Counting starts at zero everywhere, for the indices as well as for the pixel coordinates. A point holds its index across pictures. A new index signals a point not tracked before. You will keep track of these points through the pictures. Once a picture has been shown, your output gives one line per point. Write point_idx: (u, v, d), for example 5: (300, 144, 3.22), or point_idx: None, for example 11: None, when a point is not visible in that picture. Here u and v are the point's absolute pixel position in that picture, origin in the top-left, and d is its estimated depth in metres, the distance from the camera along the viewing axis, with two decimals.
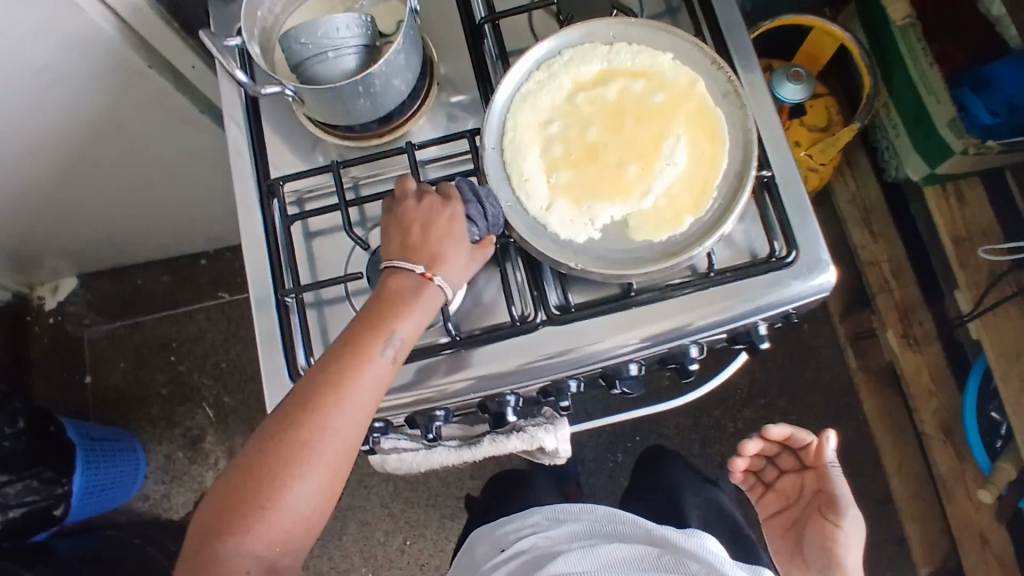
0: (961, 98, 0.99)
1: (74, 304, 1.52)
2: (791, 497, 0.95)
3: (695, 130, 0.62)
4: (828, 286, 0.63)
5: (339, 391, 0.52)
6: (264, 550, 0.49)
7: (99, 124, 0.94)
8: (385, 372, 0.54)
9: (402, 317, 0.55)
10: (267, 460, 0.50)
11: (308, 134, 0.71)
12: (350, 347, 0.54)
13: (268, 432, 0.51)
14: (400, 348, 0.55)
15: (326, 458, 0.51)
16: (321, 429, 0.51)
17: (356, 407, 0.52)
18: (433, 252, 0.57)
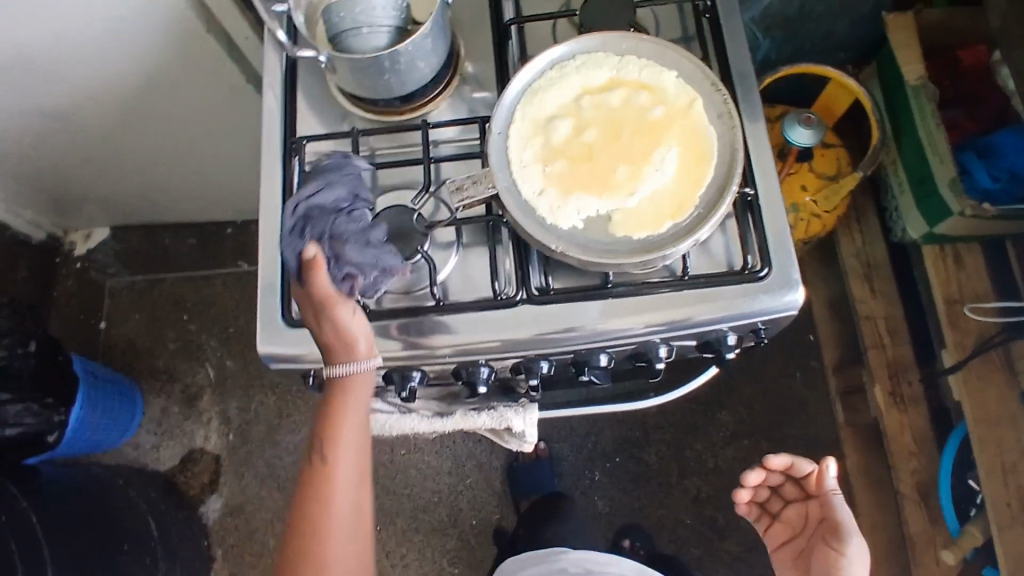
0: (964, 163, 1.03)
1: (102, 253, 1.59)
2: (798, 526, 0.91)
3: (686, 143, 0.66)
4: (796, 304, 0.67)
5: (326, 485, 0.64)
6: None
7: (153, 79, 1.01)
8: (354, 447, 0.65)
9: (351, 411, 0.65)
10: (299, 561, 0.63)
11: (336, 103, 0.77)
12: (319, 449, 0.65)
13: (291, 538, 0.64)
14: (359, 424, 0.65)
15: (339, 533, 0.64)
16: (325, 519, 0.63)
17: (343, 486, 0.64)
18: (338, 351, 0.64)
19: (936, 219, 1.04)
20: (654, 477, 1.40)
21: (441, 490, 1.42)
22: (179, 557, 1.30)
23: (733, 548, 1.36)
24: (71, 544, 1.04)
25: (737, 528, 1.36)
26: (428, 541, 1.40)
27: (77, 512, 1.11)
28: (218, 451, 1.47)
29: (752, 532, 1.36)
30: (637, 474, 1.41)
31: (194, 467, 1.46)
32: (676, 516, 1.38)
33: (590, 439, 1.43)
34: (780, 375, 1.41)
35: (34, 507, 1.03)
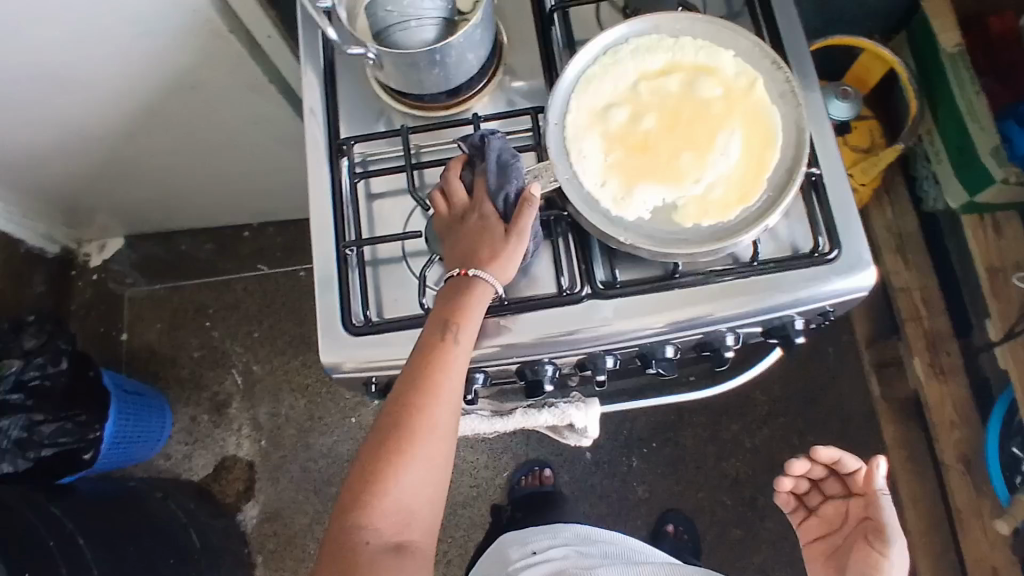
0: (1004, 130, 1.02)
1: (119, 263, 1.57)
2: (836, 524, 0.81)
3: (751, 124, 0.64)
4: (867, 285, 0.65)
5: (430, 387, 0.55)
6: (388, 535, 0.52)
7: (173, 84, 0.99)
8: (465, 357, 0.57)
9: (471, 309, 0.58)
10: (380, 462, 0.53)
11: (376, 103, 0.75)
12: (428, 346, 0.57)
13: (373, 439, 0.54)
14: (473, 332, 0.58)
15: (433, 446, 0.54)
16: (421, 424, 0.54)
17: (449, 396, 0.55)
18: (472, 252, 0.60)
19: (976, 189, 1.04)
20: (692, 460, 1.39)
21: (478, 484, 1.42)
22: (221, 567, 1.29)
23: (773, 527, 1.34)
24: (119, 562, 1.03)
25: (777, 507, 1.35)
26: (466, 536, 1.39)
27: (120, 529, 1.09)
28: (251, 457, 1.46)
29: None
30: (674, 457, 1.40)
31: (227, 474, 1.45)
32: (715, 497, 1.37)
33: (626, 424, 1.42)
34: (813, 352, 1.40)
35: (80, 528, 1.02)
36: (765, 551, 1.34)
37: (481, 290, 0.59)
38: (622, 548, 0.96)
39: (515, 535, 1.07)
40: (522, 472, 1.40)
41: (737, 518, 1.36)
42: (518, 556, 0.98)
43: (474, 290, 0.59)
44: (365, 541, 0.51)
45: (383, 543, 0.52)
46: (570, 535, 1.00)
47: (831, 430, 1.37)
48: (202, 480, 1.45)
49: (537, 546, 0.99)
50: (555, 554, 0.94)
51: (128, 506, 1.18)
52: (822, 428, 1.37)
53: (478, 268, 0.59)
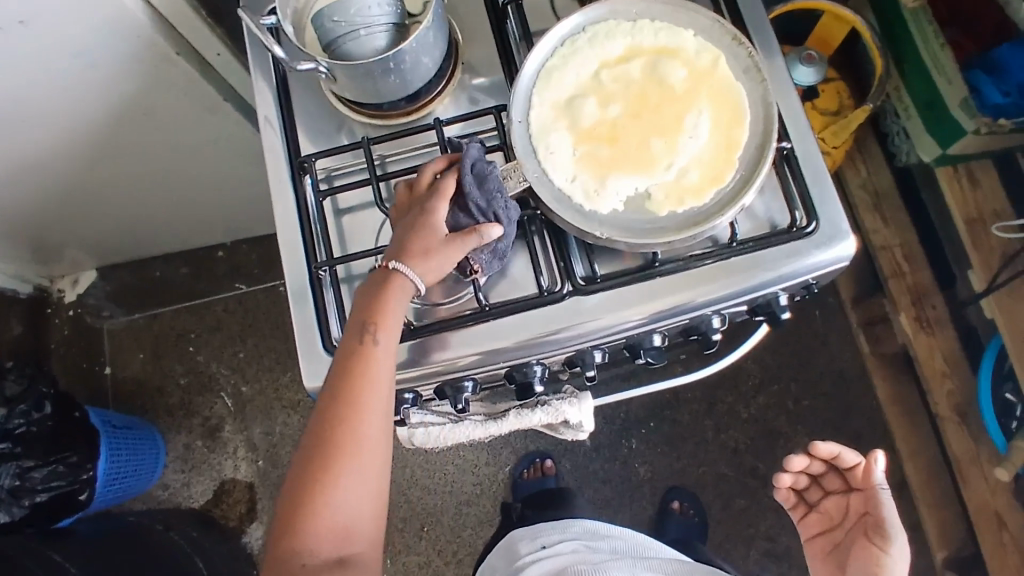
0: (973, 80, 1.02)
1: (93, 296, 1.54)
2: (836, 519, 0.86)
3: (717, 103, 0.63)
4: (848, 255, 0.64)
5: (354, 398, 0.55)
6: (329, 551, 0.53)
7: (126, 112, 0.96)
8: (389, 361, 0.58)
9: (390, 310, 0.58)
10: (310, 483, 0.53)
11: (334, 115, 0.73)
12: (350, 355, 0.57)
13: (302, 459, 0.55)
14: (395, 333, 0.58)
15: (363, 458, 0.55)
16: (349, 437, 0.54)
17: (374, 404, 0.56)
18: (400, 243, 0.60)
19: (947, 141, 1.04)
20: (691, 436, 1.40)
21: (481, 482, 1.41)
22: None
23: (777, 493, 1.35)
24: None
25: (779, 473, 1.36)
26: (475, 534, 1.39)
27: (124, 567, 1.07)
28: (250, 478, 1.44)
29: None
30: (673, 435, 1.40)
31: (227, 498, 1.43)
32: (718, 470, 1.38)
33: (622, 407, 1.42)
34: (800, 317, 1.40)
35: (83, 571, 1.00)
36: (771, 517, 1.34)
37: (400, 284, 0.58)
38: (632, 543, 0.96)
39: (523, 531, 1.07)
40: (524, 466, 1.40)
41: (740, 488, 1.37)
42: (528, 549, 0.99)
43: (394, 287, 0.58)
44: (309, 560, 0.52)
45: (323, 561, 0.53)
46: (580, 530, 1.01)
47: (825, 392, 1.37)
48: (203, 506, 1.43)
49: (547, 540, 0.99)
50: (565, 548, 0.94)
51: (129, 543, 1.16)
52: (816, 391, 1.38)
53: (398, 261, 0.59)
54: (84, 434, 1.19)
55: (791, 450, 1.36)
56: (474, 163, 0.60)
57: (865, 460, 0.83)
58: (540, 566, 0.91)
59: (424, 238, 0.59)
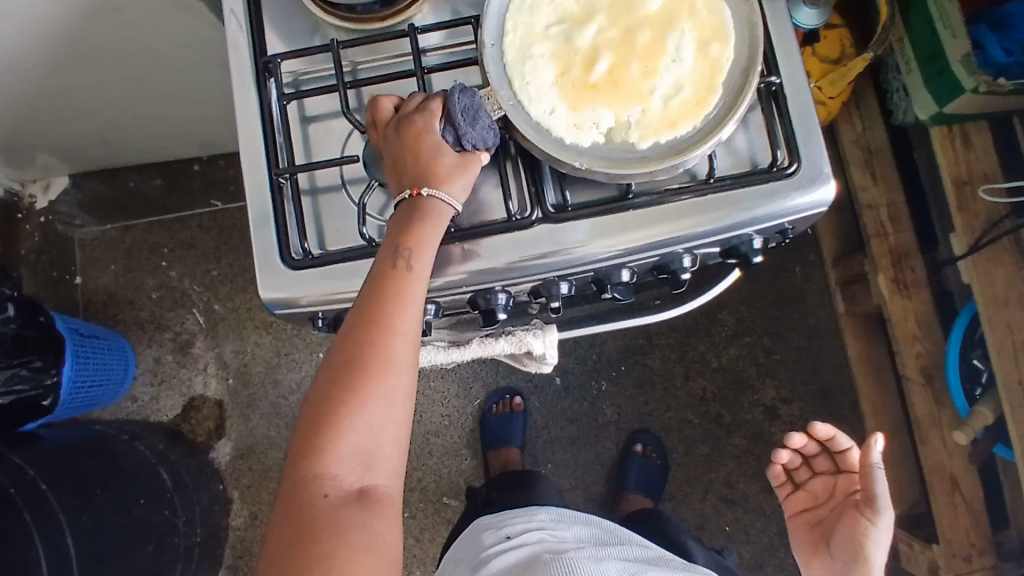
0: (977, 36, 1.00)
1: (65, 204, 1.50)
2: (821, 497, 0.95)
3: (701, 23, 0.61)
4: (827, 200, 0.63)
5: (385, 320, 0.52)
6: (350, 481, 0.49)
7: (92, 7, 0.90)
8: (423, 286, 0.55)
9: (426, 233, 0.56)
10: (333, 403, 0.50)
11: (307, 17, 0.69)
12: (383, 275, 0.54)
13: (325, 380, 0.51)
14: (428, 258, 0.55)
15: (390, 383, 0.51)
16: (377, 358, 0.51)
17: (405, 327, 0.53)
18: (420, 167, 0.57)
19: (947, 98, 1.01)
20: (661, 381, 1.41)
21: (450, 414, 1.43)
22: (197, 504, 1.28)
23: (740, 442, 1.37)
24: (86, 506, 1.01)
25: (743, 423, 1.38)
26: (440, 462, 1.41)
27: (86, 473, 1.07)
28: (220, 396, 1.44)
29: (758, 425, 1.37)
30: (644, 379, 1.41)
31: (197, 414, 1.44)
32: (683, 416, 1.40)
33: (595, 349, 1.42)
34: (779, 272, 1.39)
35: (44, 474, 0.99)
36: (730, 464, 1.37)
37: (436, 209, 0.57)
38: (593, 530, 0.99)
39: (486, 523, 1.08)
40: (493, 400, 1.41)
41: (704, 437, 1.39)
42: (491, 540, 0.99)
43: (429, 213, 0.56)
44: (325, 485, 0.49)
45: (345, 491, 0.49)
46: (545, 518, 1.02)
47: (795, 347, 1.38)
48: (172, 421, 1.43)
49: (512, 530, 1.00)
50: (530, 538, 0.95)
51: (92, 448, 1.15)
52: (786, 345, 1.38)
53: (430, 186, 0.57)
54: (50, 340, 1.18)
55: (756, 402, 1.38)
56: (459, 97, 0.57)
57: (857, 446, 0.92)
58: (504, 557, 0.92)
59: (445, 165, 0.57)
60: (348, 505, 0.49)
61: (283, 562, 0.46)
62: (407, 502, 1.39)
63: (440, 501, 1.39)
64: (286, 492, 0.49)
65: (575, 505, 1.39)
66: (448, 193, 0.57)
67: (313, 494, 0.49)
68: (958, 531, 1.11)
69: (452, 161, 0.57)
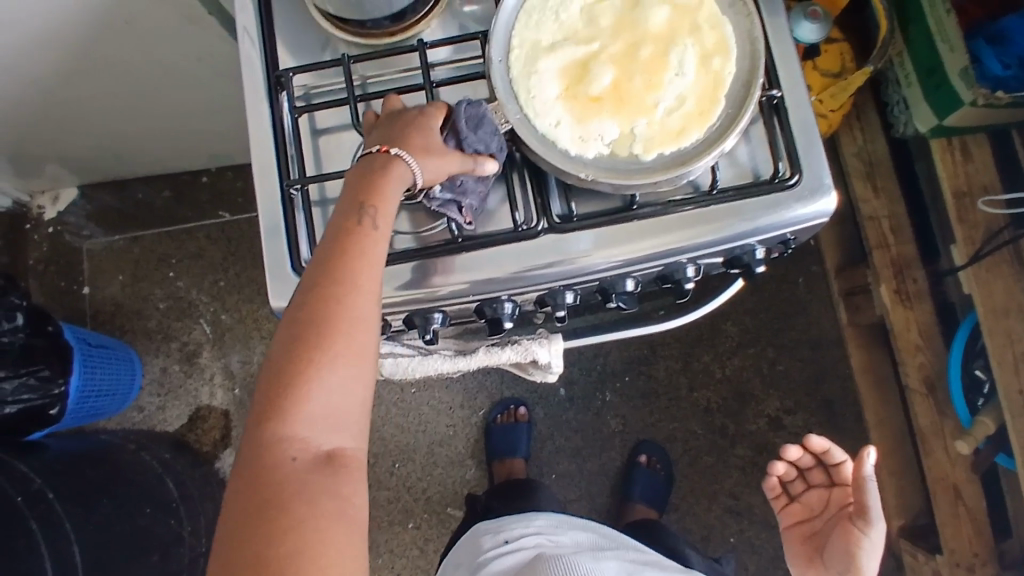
0: (975, 50, 1.01)
1: (74, 215, 1.52)
2: (817, 509, 0.96)
3: (702, 38, 0.62)
4: (829, 210, 0.64)
5: (348, 278, 0.52)
6: (318, 443, 0.48)
7: (106, 22, 0.92)
8: (384, 245, 0.54)
9: (390, 193, 0.55)
10: (296, 363, 0.49)
11: (318, 32, 0.70)
12: (346, 234, 0.53)
13: (285, 339, 0.50)
14: (390, 218, 0.55)
15: (356, 342, 0.50)
16: (341, 316, 0.50)
17: (368, 286, 0.52)
18: (400, 133, 0.58)
19: (946, 111, 1.03)
20: (665, 392, 1.41)
21: (455, 424, 1.43)
22: (202, 514, 1.28)
23: (744, 453, 1.37)
24: (92, 514, 1.02)
25: (747, 434, 1.38)
26: (445, 472, 1.41)
27: (93, 482, 1.07)
28: (226, 406, 1.45)
29: (762, 436, 1.37)
30: (648, 390, 1.41)
31: (203, 424, 1.44)
32: (687, 427, 1.40)
33: (600, 359, 1.42)
34: (783, 283, 1.40)
35: (50, 483, 1.00)
36: (735, 475, 1.37)
37: (399, 171, 0.56)
38: (596, 536, 0.99)
39: (483, 527, 1.08)
40: (498, 411, 1.42)
41: (708, 447, 1.39)
42: (490, 544, 1.00)
43: (393, 174, 0.56)
44: (291, 446, 0.47)
45: (311, 454, 0.48)
46: (543, 523, 1.02)
47: (799, 358, 1.39)
48: (177, 430, 1.44)
49: (510, 535, 1.00)
50: (528, 543, 0.96)
51: (97, 458, 1.15)
52: (790, 356, 1.39)
53: (400, 148, 0.56)
54: (59, 349, 1.19)
55: (760, 412, 1.38)
56: (465, 108, 0.60)
57: (850, 459, 0.93)
58: (502, 563, 0.93)
59: (421, 137, 0.58)
60: (315, 467, 0.47)
61: (248, 526, 0.45)
62: (412, 512, 1.40)
63: (445, 511, 1.39)
64: (250, 455, 0.48)
65: (580, 516, 1.39)
66: (415, 158, 0.56)
67: (280, 456, 0.47)
68: (961, 541, 1.11)
69: (430, 137, 0.58)
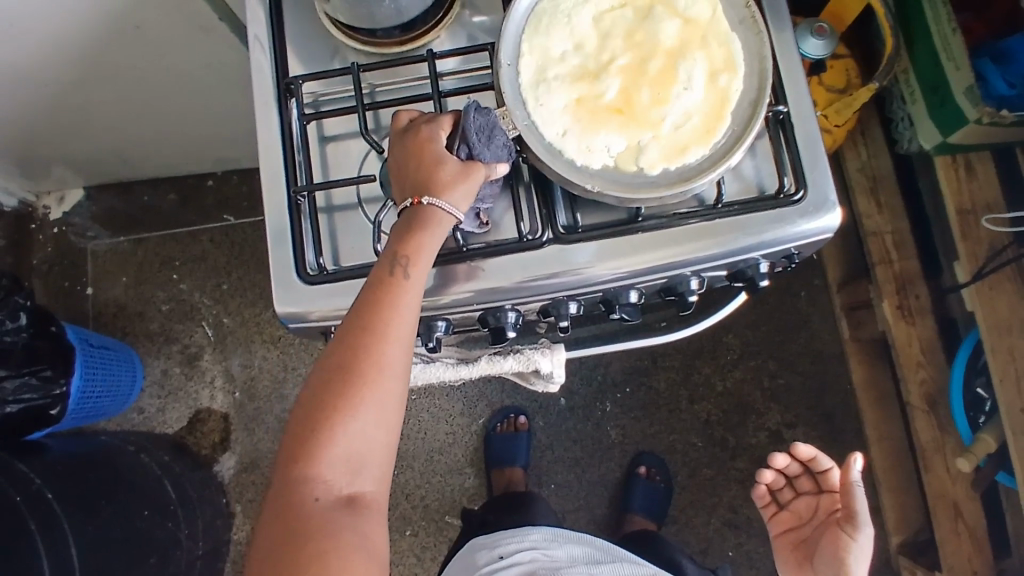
0: (980, 68, 1.02)
1: (79, 216, 1.52)
2: (806, 516, 0.96)
3: (712, 53, 0.62)
4: (833, 226, 0.64)
5: (380, 328, 0.53)
6: (340, 486, 0.50)
7: (116, 26, 0.93)
8: (417, 294, 0.56)
9: (423, 243, 0.56)
10: (325, 408, 0.51)
11: (329, 41, 0.71)
12: (380, 282, 0.55)
13: (317, 385, 0.52)
14: (424, 267, 0.56)
15: (383, 390, 0.52)
16: (371, 365, 0.52)
17: (399, 336, 0.53)
18: (422, 178, 0.58)
19: (950, 128, 1.03)
20: (665, 404, 1.41)
21: (454, 432, 1.43)
22: (200, 518, 1.28)
23: (744, 466, 1.37)
24: (91, 516, 1.02)
25: (747, 447, 1.38)
26: (444, 480, 1.41)
27: (91, 483, 1.07)
28: (225, 409, 1.45)
29: (762, 449, 1.37)
30: (648, 401, 1.41)
31: (202, 427, 1.44)
32: (687, 439, 1.40)
33: (600, 370, 1.42)
34: (785, 297, 1.40)
35: (49, 483, 1.00)
36: (734, 488, 1.36)
37: (439, 221, 0.57)
38: (591, 550, 0.99)
39: (480, 542, 1.07)
40: (498, 419, 1.42)
41: (707, 460, 1.39)
42: (485, 560, 1.00)
43: (427, 223, 0.57)
44: (315, 489, 0.50)
45: (333, 495, 0.50)
46: (539, 537, 1.02)
47: (800, 372, 1.39)
48: (176, 433, 1.44)
49: (505, 550, 1.00)
50: (523, 557, 0.96)
51: (97, 459, 1.15)
52: (791, 370, 1.39)
53: (431, 195, 0.57)
54: (62, 350, 1.19)
55: (760, 426, 1.38)
56: (474, 116, 0.58)
57: (837, 465, 0.93)
58: None
59: (447, 174, 0.58)
60: (337, 508, 0.49)
61: (272, 563, 0.47)
62: (409, 520, 1.39)
63: (442, 519, 1.39)
64: (277, 493, 0.50)
65: (578, 527, 1.39)
66: (449, 201, 0.57)
67: (302, 497, 0.49)
68: (961, 558, 1.10)
69: (455, 170, 0.58)
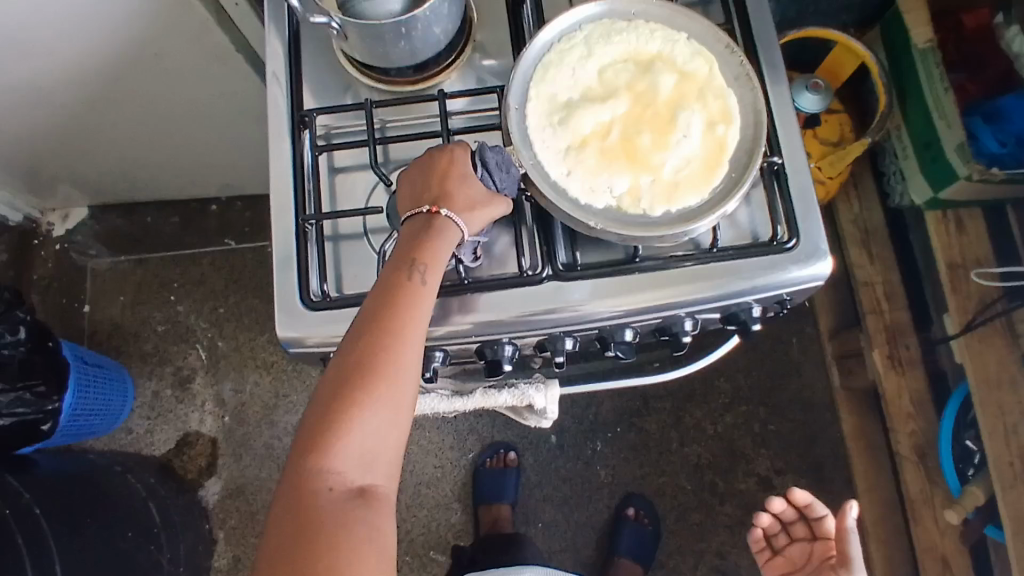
0: (973, 127, 1.05)
1: (82, 235, 1.54)
2: (799, 562, 0.95)
3: (709, 105, 0.65)
4: (824, 274, 0.66)
5: (395, 326, 0.54)
6: (352, 478, 0.50)
7: (136, 54, 0.96)
8: (432, 298, 0.57)
9: (438, 248, 0.58)
10: (341, 401, 0.51)
11: (343, 77, 0.74)
12: (397, 282, 0.56)
13: (332, 379, 0.53)
14: (439, 271, 0.58)
15: (397, 387, 0.53)
16: (386, 362, 0.53)
17: (413, 335, 0.55)
18: (442, 191, 0.60)
19: (941, 183, 1.07)
20: (655, 446, 1.41)
21: (443, 465, 1.42)
22: (183, 543, 1.26)
23: (733, 511, 1.36)
24: (77, 534, 1.00)
25: (736, 492, 1.37)
26: (431, 515, 1.40)
27: (78, 502, 1.06)
28: (214, 433, 1.44)
29: (751, 495, 1.37)
30: (638, 443, 1.41)
31: (190, 450, 1.43)
32: (676, 482, 1.39)
33: (592, 409, 1.43)
34: (777, 343, 1.42)
35: (37, 499, 0.99)
36: (723, 534, 1.36)
37: (449, 232, 0.59)
38: None
39: None
40: (487, 455, 1.41)
41: (696, 504, 1.38)
42: None
43: (442, 231, 0.59)
44: (328, 480, 0.50)
45: (346, 487, 0.50)
46: None
47: (791, 419, 1.39)
48: (163, 456, 1.43)
49: None
50: None
51: (84, 477, 1.14)
52: (782, 417, 1.39)
53: (450, 210, 0.60)
54: (57, 366, 1.19)
55: (750, 472, 1.38)
56: (496, 151, 0.63)
57: (831, 514, 0.93)
58: None
59: (469, 195, 0.61)
60: (349, 500, 0.50)
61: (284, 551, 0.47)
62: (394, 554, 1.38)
63: (427, 554, 1.38)
64: (289, 483, 0.50)
65: (564, 568, 1.37)
66: (465, 219, 0.60)
67: (316, 488, 0.49)
68: None
69: (479, 196, 0.61)
